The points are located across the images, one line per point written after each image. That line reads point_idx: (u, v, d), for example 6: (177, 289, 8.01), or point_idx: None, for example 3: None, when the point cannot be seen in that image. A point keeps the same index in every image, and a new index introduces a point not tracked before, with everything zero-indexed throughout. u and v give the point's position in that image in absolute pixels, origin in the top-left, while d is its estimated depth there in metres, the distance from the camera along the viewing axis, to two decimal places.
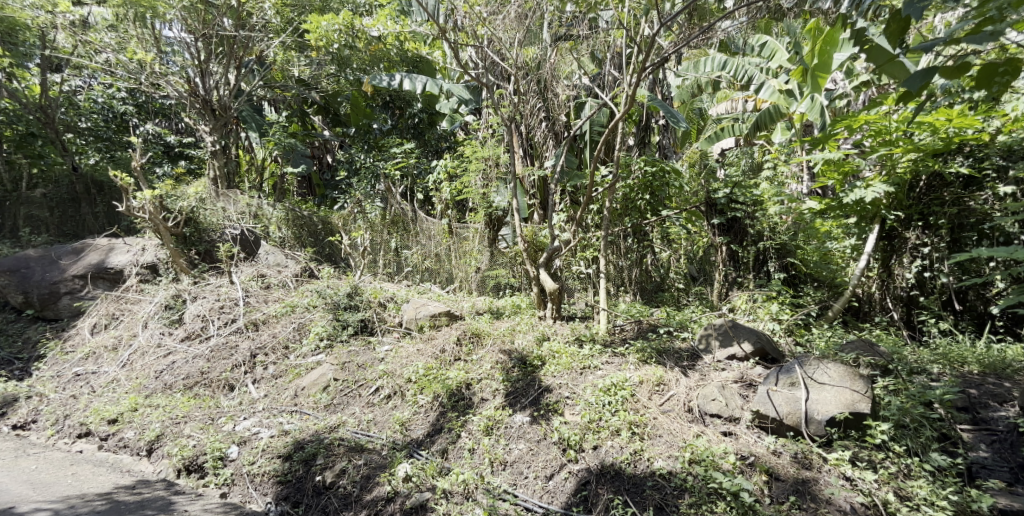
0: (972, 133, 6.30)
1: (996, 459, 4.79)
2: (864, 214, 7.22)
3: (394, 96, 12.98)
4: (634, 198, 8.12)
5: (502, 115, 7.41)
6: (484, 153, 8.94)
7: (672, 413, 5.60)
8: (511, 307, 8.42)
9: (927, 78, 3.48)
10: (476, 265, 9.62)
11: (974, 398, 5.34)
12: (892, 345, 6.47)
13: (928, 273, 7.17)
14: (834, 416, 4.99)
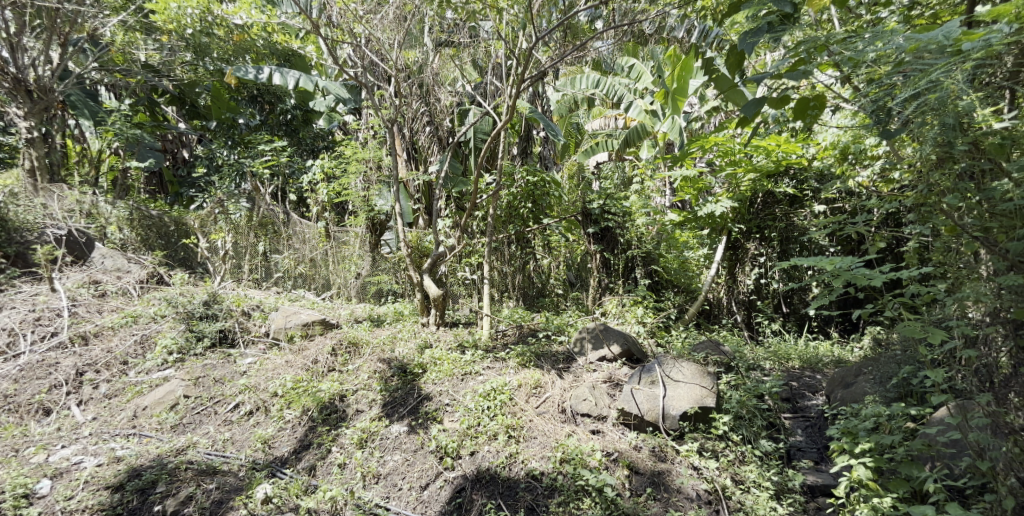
0: (796, 157, 6.82)
1: (808, 441, 4.90)
2: (714, 226, 7.60)
3: (262, 90, 10.54)
4: (517, 206, 7.52)
5: (381, 116, 6.95)
6: (364, 154, 8.22)
7: (546, 415, 5.13)
8: (392, 315, 7.64)
9: (758, 107, 3.53)
10: (357, 271, 8.92)
11: (794, 389, 5.58)
12: (735, 344, 6.62)
13: (763, 280, 7.56)
14: (686, 410, 4.80)
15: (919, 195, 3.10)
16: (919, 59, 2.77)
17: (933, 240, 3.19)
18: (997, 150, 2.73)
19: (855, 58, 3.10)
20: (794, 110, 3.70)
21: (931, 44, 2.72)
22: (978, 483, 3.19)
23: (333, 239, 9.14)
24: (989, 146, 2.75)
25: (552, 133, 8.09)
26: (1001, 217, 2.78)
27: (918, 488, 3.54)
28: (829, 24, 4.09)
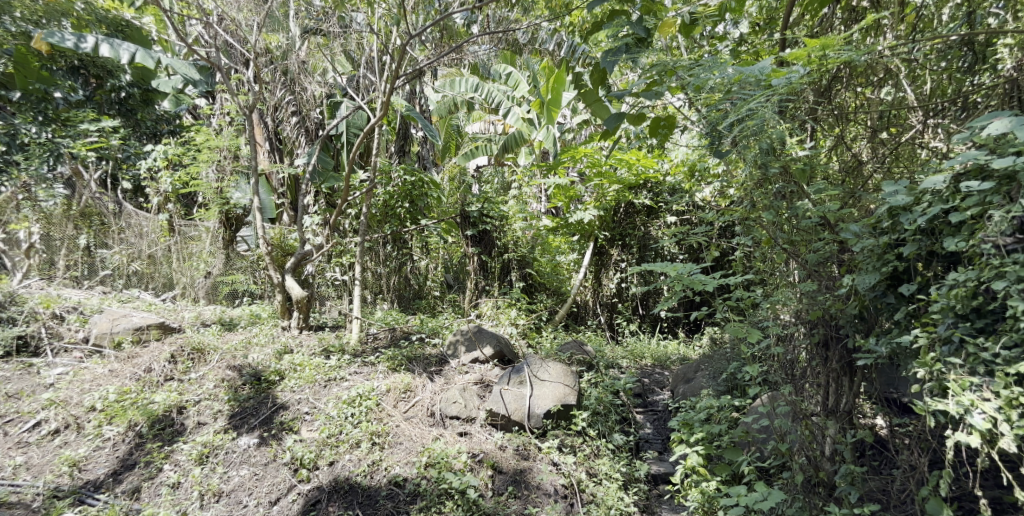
0: (653, 173, 7.30)
1: (655, 434, 5.21)
2: (583, 233, 7.88)
3: (85, 62, 8.75)
4: (394, 205, 7.29)
5: (238, 102, 6.33)
6: (217, 142, 7.44)
7: (414, 420, 4.89)
8: (247, 317, 6.97)
9: (619, 121, 3.62)
10: (206, 270, 8.13)
11: (645, 385, 5.95)
12: (596, 344, 6.89)
13: (624, 284, 7.87)
14: (550, 408, 4.79)
15: (744, 211, 3.34)
16: (742, 89, 3.06)
17: (755, 251, 3.39)
18: (800, 173, 3.09)
19: (699, 84, 3.25)
20: (659, 127, 3.84)
21: (750, 77, 3.01)
22: (780, 464, 3.52)
23: (178, 234, 8.22)
24: (794, 171, 3.10)
25: (428, 136, 7.56)
26: (802, 232, 3.13)
27: (737, 471, 3.83)
28: (677, 51, 4.39)
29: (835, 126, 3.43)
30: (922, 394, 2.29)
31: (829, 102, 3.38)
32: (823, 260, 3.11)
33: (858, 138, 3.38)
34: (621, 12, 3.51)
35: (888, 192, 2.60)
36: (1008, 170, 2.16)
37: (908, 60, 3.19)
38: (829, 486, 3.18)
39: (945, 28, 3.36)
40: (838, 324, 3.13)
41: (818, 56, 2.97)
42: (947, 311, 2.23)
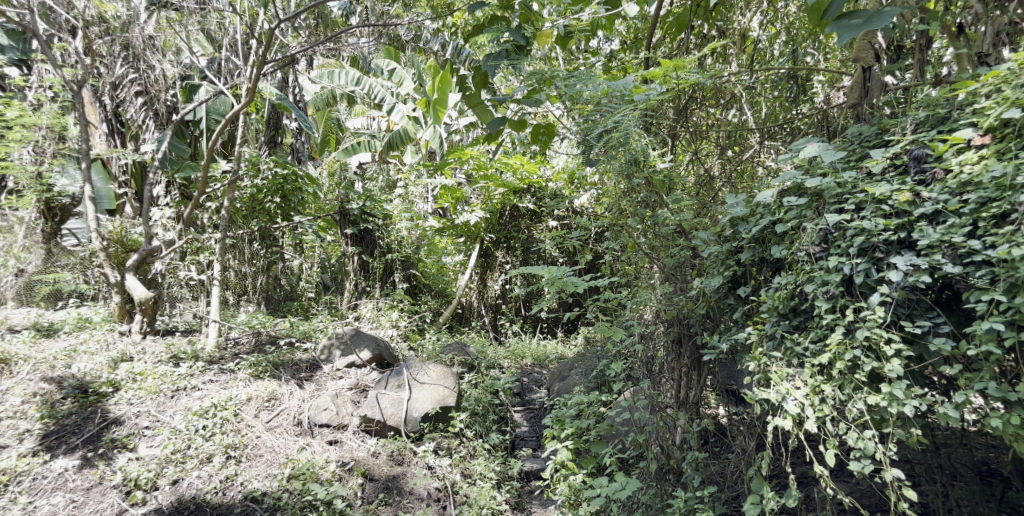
0: (536, 178, 7.29)
1: (531, 431, 5.24)
2: (469, 234, 7.64)
3: None
4: (262, 199, 6.75)
5: (63, 76, 5.52)
6: (32, 120, 6.43)
7: (278, 429, 4.57)
8: (72, 321, 5.94)
9: (500, 126, 3.38)
10: (17, 268, 6.82)
11: (524, 384, 6.04)
12: (478, 343, 6.82)
13: (507, 285, 7.84)
14: (427, 412, 4.74)
15: (613, 217, 3.53)
16: (607, 103, 3.22)
17: (619, 255, 3.58)
18: (660, 185, 3.25)
19: (574, 95, 3.33)
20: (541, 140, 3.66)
21: (615, 92, 3.17)
22: (638, 454, 3.71)
23: None
24: (655, 183, 3.26)
25: (303, 126, 7.03)
26: (662, 239, 3.32)
27: (601, 463, 3.96)
28: (556, 60, 4.51)
29: (690, 143, 3.71)
30: (751, 386, 2.47)
31: (686, 122, 3.64)
32: (678, 264, 3.30)
33: (710, 154, 3.66)
34: (501, 18, 3.37)
35: (731, 203, 2.83)
36: (818, 188, 2.38)
37: (746, 86, 3.57)
38: (678, 472, 3.41)
39: (776, 60, 3.82)
40: (690, 323, 3.35)
41: (672, 76, 3.18)
42: (772, 311, 2.42)
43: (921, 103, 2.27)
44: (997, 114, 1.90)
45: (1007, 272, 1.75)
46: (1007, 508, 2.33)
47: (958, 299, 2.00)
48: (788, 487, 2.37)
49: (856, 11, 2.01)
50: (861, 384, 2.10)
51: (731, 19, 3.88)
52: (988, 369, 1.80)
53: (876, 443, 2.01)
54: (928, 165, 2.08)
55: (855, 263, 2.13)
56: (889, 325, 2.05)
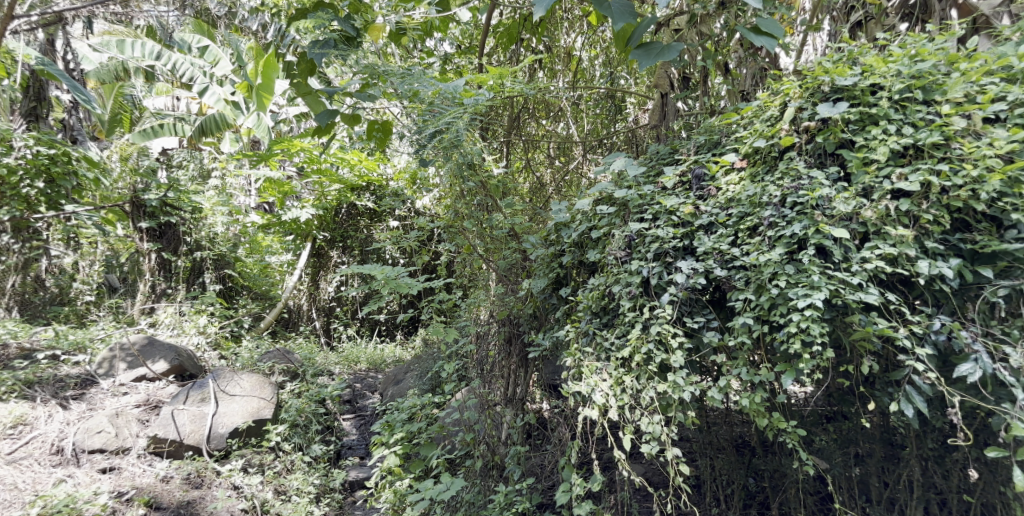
0: (376, 176, 7.00)
1: (360, 438, 5.08)
2: (298, 232, 7.32)
3: None
4: (17, 183, 5.20)
5: None
6: None
7: (27, 461, 3.88)
8: None
9: (330, 119, 3.19)
10: None
11: (356, 390, 5.89)
12: (306, 348, 6.44)
13: (343, 288, 7.51)
14: (237, 427, 4.37)
15: (448, 219, 3.52)
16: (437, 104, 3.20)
17: (456, 256, 3.67)
18: (494, 189, 3.31)
19: (403, 94, 3.27)
20: (376, 138, 3.51)
21: (445, 93, 3.17)
22: (465, 453, 3.65)
23: None
24: (490, 187, 3.31)
25: (78, 99, 5.57)
26: (495, 241, 3.40)
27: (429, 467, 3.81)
28: (391, 56, 4.40)
29: (525, 151, 3.98)
30: (565, 380, 2.61)
31: (520, 132, 3.86)
32: (510, 266, 3.38)
33: (542, 165, 3.93)
34: (326, 6, 3.24)
35: (555, 210, 2.97)
36: (624, 199, 2.62)
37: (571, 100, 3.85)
38: (501, 467, 3.45)
39: (597, 81, 4.10)
40: (519, 323, 3.42)
41: (498, 84, 3.26)
42: (587, 309, 2.61)
43: (701, 129, 2.61)
44: (750, 143, 2.26)
45: (756, 276, 2.07)
46: (752, 471, 2.80)
47: (724, 298, 2.33)
48: (593, 472, 2.55)
49: (651, 42, 2.23)
50: (652, 374, 2.33)
51: (556, 38, 4.11)
52: (742, 356, 2.13)
53: (662, 426, 2.26)
54: (706, 183, 2.42)
55: (651, 266, 2.37)
56: (675, 320, 2.31)
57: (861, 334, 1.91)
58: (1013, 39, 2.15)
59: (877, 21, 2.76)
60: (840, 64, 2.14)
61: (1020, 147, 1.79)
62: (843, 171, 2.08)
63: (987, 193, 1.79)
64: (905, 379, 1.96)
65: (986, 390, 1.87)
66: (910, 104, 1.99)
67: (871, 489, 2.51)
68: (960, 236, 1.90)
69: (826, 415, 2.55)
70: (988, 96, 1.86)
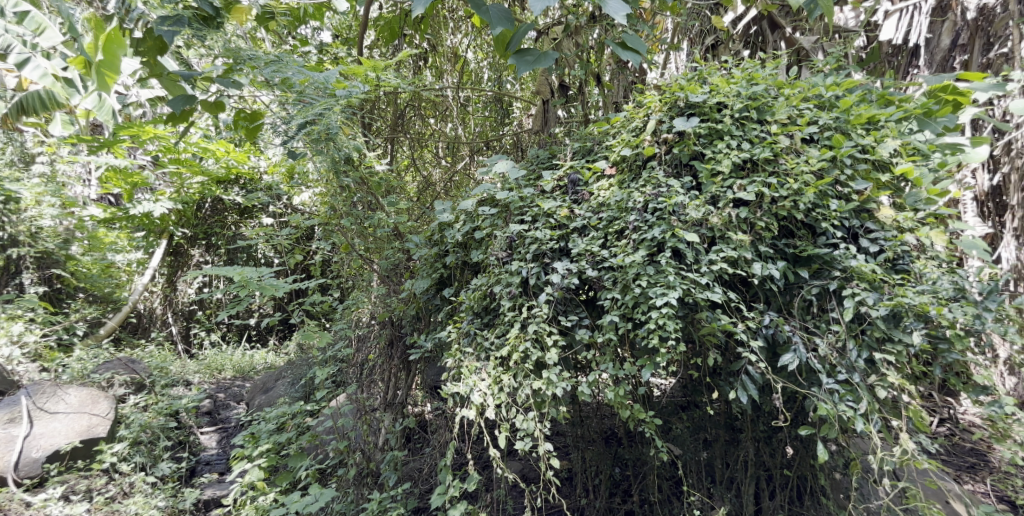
0: (246, 169, 6.52)
1: (219, 454, 4.70)
2: (151, 228, 6.68)
3: None
4: None
5: None
6: None
7: None
8: None
9: (185, 106, 2.92)
10: None
11: (219, 401, 5.50)
12: (159, 356, 5.89)
13: (206, 290, 6.96)
14: (58, 449, 3.85)
15: (325, 216, 3.37)
16: (304, 93, 3.03)
17: (333, 256, 3.54)
18: (376, 187, 3.28)
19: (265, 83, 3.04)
20: (243, 128, 3.27)
21: (315, 83, 3.01)
22: (338, 462, 3.47)
23: None
24: (371, 184, 3.26)
25: None
26: (376, 241, 3.32)
27: (297, 479, 3.58)
28: (261, 42, 4.15)
29: (411, 150, 3.95)
30: (445, 382, 2.56)
31: (405, 131, 3.84)
32: (394, 267, 3.28)
33: (431, 166, 3.93)
34: None
35: (438, 210, 2.92)
36: (506, 201, 2.68)
37: (456, 98, 3.90)
38: (376, 475, 3.31)
39: (485, 83, 4.13)
40: (401, 324, 3.32)
41: (373, 77, 3.15)
42: (468, 310, 2.61)
43: (576, 137, 2.76)
44: (618, 151, 2.41)
45: (622, 276, 2.21)
46: (618, 462, 2.97)
47: (595, 298, 2.45)
48: (470, 472, 2.56)
49: (528, 48, 2.30)
50: (529, 372, 2.38)
51: (441, 38, 4.10)
52: (608, 352, 2.26)
53: (535, 422, 2.33)
54: (581, 188, 2.55)
55: (530, 267, 2.43)
56: (550, 319, 2.39)
57: (707, 328, 2.09)
58: (826, 71, 2.49)
59: (725, 46, 3.07)
60: (692, 83, 2.35)
61: (827, 165, 2.08)
62: (695, 181, 2.28)
63: (805, 204, 2.05)
64: (742, 369, 2.19)
65: (802, 378, 2.13)
66: (747, 122, 2.23)
67: (715, 471, 2.73)
68: (785, 241, 2.16)
69: (681, 404, 2.77)
70: (804, 120, 2.13)
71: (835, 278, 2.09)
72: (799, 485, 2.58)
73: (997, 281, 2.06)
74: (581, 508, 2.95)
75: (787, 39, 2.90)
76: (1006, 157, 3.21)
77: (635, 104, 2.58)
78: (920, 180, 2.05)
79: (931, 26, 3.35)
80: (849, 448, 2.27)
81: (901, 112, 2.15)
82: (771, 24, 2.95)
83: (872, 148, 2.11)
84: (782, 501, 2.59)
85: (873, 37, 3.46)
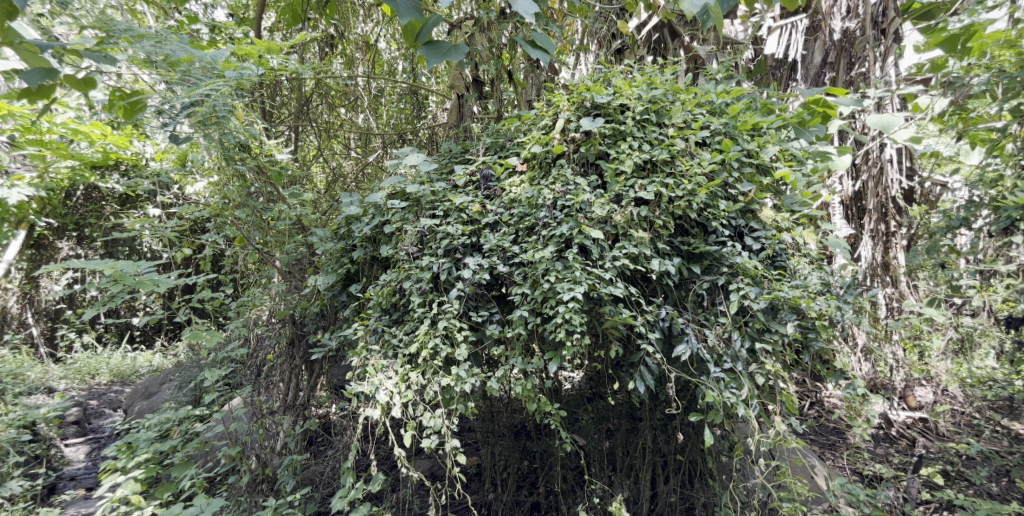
0: (127, 154, 5.96)
1: (87, 467, 4.28)
2: (6, 218, 5.71)
3: None
4: None
5: None
6: None
7: None
8: None
9: (43, 80, 2.49)
10: None
11: (89, 409, 5.00)
12: (16, 360, 5.25)
13: (76, 286, 6.29)
14: None
15: (216, 206, 3.14)
16: (186, 73, 2.78)
17: (227, 250, 3.32)
18: (276, 177, 3.12)
19: (140, 61, 2.74)
20: (119, 108, 2.92)
21: (199, 62, 2.78)
22: (229, 469, 3.26)
23: None
24: (270, 173, 3.10)
25: None
26: (276, 234, 3.16)
27: (181, 490, 3.32)
28: (143, 14, 3.80)
29: (320, 140, 3.81)
30: (349, 381, 2.49)
31: (310, 119, 3.69)
32: (297, 261, 3.14)
33: (339, 158, 3.81)
34: None
35: (345, 202, 2.83)
36: (416, 194, 2.64)
37: (365, 88, 3.80)
38: (272, 481, 3.14)
39: (399, 75, 4.06)
40: (304, 322, 3.17)
41: (267, 59, 2.97)
42: (375, 306, 2.54)
43: (489, 133, 2.79)
44: (528, 149, 2.46)
45: (531, 271, 2.25)
46: (526, 455, 3.02)
47: (505, 293, 2.48)
48: (375, 473, 2.51)
49: (439, 40, 2.29)
50: (437, 369, 2.37)
51: (350, 25, 3.92)
52: (518, 346, 2.30)
53: (443, 419, 2.32)
54: (493, 184, 2.57)
55: (441, 262, 2.42)
56: (461, 315, 2.39)
57: (610, 322, 2.19)
58: (718, 78, 2.67)
59: (631, 51, 3.19)
60: (597, 84, 2.44)
61: (717, 168, 2.24)
62: (601, 180, 2.37)
63: (697, 204, 2.19)
64: (640, 360, 2.30)
65: (694, 367, 2.27)
66: (647, 125, 2.36)
67: (616, 459, 2.86)
68: (681, 239, 2.30)
69: (587, 396, 2.87)
70: (698, 124, 2.28)
71: (723, 273, 2.26)
72: (690, 469, 2.75)
73: (855, 276, 2.34)
74: (488, 502, 2.99)
75: (684, 48, 3.16)
76: (866, 166, 3.55)
77: (544, 102, 2.65)
78: (795, 184, 2.27)
79: (806, 44, 3.72)
80: (733, 432, 2.46)
81: (780, 120, 2.34)
82: (671, 32, 3.17)
83: (756, 153, 2.30)
84: (675, 484, 2.77)
85: (759, 50, 3.75)
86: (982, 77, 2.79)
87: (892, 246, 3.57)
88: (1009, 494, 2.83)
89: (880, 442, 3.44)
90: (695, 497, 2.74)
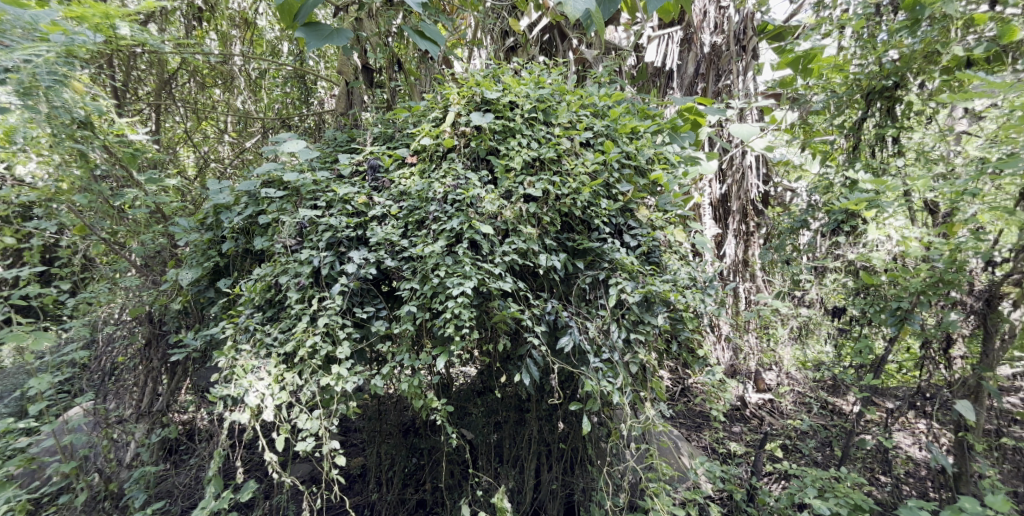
0: None
1: None
2: None
3: None
4: None
5: None
6: None
7: None
8: None
9: None
10: None
11: None
12: None
13: None
14: None
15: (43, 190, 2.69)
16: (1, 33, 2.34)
17: (62, 240, 2.90)
18: (129, 159, 2.77)
19: None
20: None
21: (18, 22, 2.36)
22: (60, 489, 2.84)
23: None
24: (122, 156, 2.75)
25: None
26: (129, 224, 2.83)
27: None
28: None
29: (193, 118, 3.52)
30: (214, 383, 2.28)
31: (172, 97, 3.35)
32: (155, 253, 2.87)
33: (217, 144, 3.57)
34: None
35: (213, 189, 2.59)
36: (296, 183, 2.49)
37: (239, 70, 3.52)
38: (117, 497, 2.81)
39: (283, 57, 3.82)
40: (162, 321, 2.88)
41: (108, 25, 2.52)
42: (247, 303, 2.35)
43: (377, 123, 2.72)
44: (418, 141, 2.42)
45: (421, 266, 2.22)
46: (414, 453, 2.98)
47: (393, 288, 2.41)
48: (243, 481, 2.31)
49: (319, 22, 2.16)
50: (316, 368, 2.25)
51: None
52: (405, 342, 2.26)
53: (321, 420, 2.20)
54: (381, 175, 2.49)
55: (323, 256, 2.30)
56: (344, 311, 2.30)
57: (498, 316, 2.21)
58: (602, 82, 2.79)
59: (523, 49, 3.34)
60: (487, 80, 2.46)
61: (600, 168, 2.34)
62: (491, 175, 2.39)
63: (582, 201, 2.28)
64: (527, 353, 2.35)
65: (577, 359, 2.36)
66: (535, 123, 2.40)
67: (502, 451, 2.91)
68: (567, 235, 2.38)
69: (478, 390, 2.92)
70: (582, 125, 2.37)
71: (604, 269, 2.37)
72: (572, 456, 2.86)
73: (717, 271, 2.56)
74: (371, 503, 2.92)
75: (571, 50, 3.34)
76: (731, 171, 3.96)
77: (434, 95, 2.62)
78: (668, 186, 2.43)
79: (680, 54, 3.95)
80: (610, 419, 2.58)
81: (656, 125, 2.50)
82: (560, 34, 3.40)
83: (634, 155, 2.43)
84: (557, 472, 2.87)
85: (640, 58, 4.01)
86: (818, 96, 3.18)
87: (750, 243, 3.99)
88: (830, 461, 3.26)
89: (735, 421, 3.81)
90: (574, 483, 2.86)
